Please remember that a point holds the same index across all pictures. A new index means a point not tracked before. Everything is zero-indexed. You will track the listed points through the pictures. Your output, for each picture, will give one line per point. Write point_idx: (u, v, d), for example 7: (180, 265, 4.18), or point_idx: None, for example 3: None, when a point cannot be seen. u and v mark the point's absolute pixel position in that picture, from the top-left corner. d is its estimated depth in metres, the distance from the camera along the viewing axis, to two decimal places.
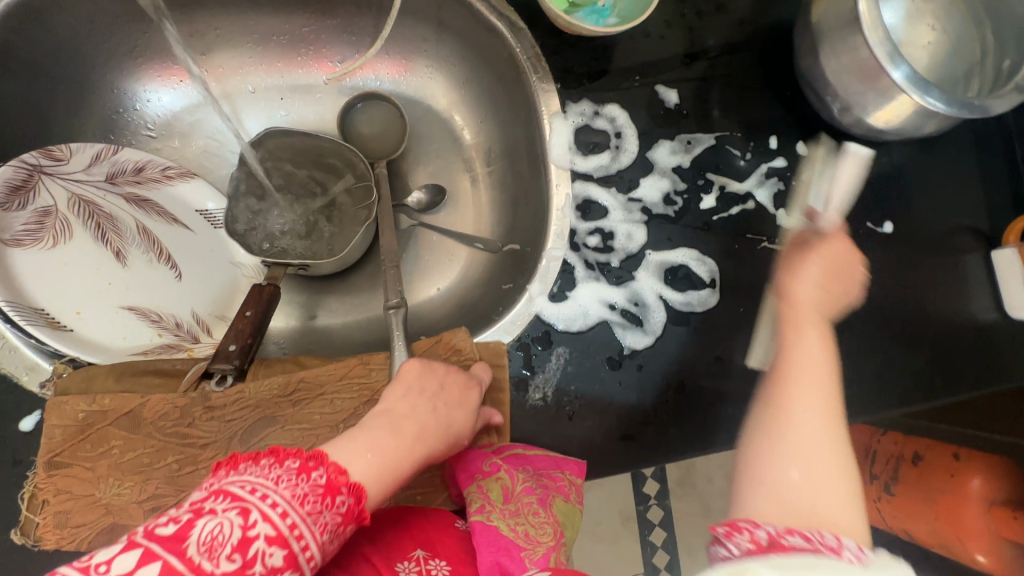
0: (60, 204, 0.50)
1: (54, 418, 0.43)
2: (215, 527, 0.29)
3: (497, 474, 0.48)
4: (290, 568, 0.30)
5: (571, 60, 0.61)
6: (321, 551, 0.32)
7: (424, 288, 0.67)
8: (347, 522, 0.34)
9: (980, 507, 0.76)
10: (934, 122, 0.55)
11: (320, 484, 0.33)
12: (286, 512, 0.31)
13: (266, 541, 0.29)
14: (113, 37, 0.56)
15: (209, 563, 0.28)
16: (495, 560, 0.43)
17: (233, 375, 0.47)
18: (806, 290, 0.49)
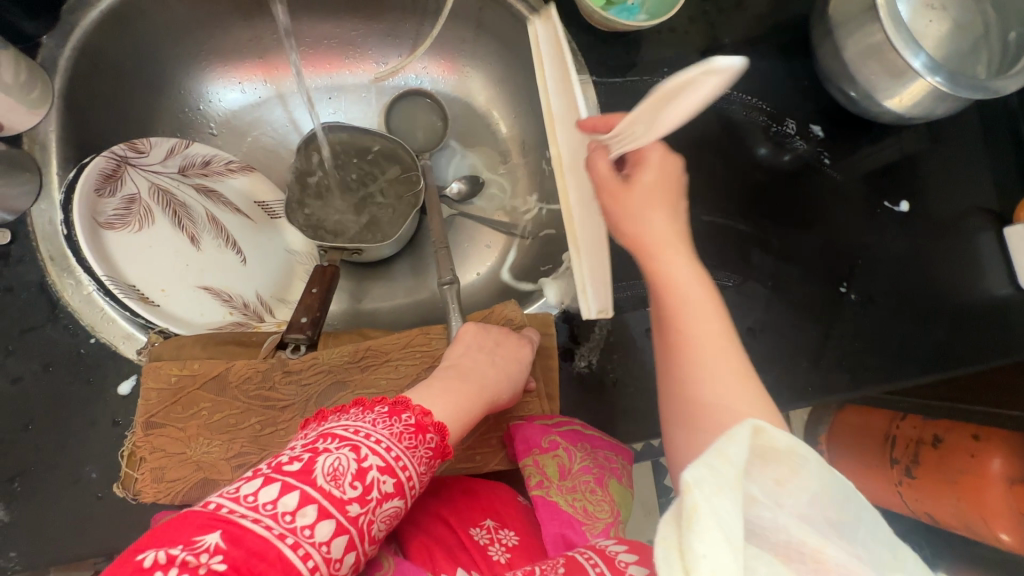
0: (143, 192, 0.54)
1: (149, 381, 0.47)
2: (334, 461, 0.32)
3: (555, 451, 0.50)
4: (398, 497, 0.34)
5: (604, 54, 0.66)
6: (419, 481, 0.36)
7: (464, 273, 0.71)
8: (436, 457, 0.37)
9: (1003, 488, 0.78)
10: (945, 105, 0.59)
11: (411, 422, 0.36)
12: (390, 447, 0.34)
13: (378, 470, 0.33)
14: (183, 43, 0.62)
15: (337, 490, 0.31)
16: (560, 532, 0.45)
17: (306, 344, 0.51)
18: (660, 224, 0.45)
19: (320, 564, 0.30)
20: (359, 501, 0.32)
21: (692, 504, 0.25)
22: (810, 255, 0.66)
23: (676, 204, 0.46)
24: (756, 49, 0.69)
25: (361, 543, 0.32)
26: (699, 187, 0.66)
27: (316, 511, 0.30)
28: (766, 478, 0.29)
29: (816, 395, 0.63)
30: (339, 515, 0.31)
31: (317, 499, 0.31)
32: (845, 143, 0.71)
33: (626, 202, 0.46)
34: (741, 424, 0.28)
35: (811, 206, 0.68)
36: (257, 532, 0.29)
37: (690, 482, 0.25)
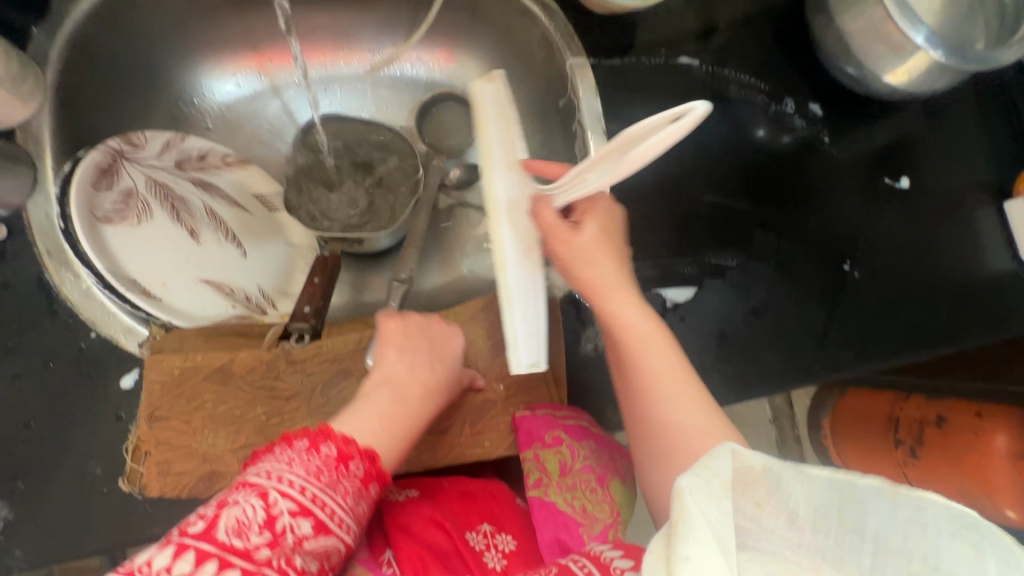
0: (139, 186, 0.54)
1: (152, 373, 0.46)
2: (240, 513, 0.34)
3: (557, 447, 0.51)
4: (322, 532, 0.35)
5: (602, 35, 0.66)
6: (350, 514, 0.37)
7: (452, 265, 0.70)
8: (367, 482, 0.38)
9: (1006, 462, 0.80)
10: (943, 78, 0.60)
11: (331, 454, 0.37)
12: (304, 487, 0.35)
13: (290, 514, 0.34)
14: (176, 36, 0.61)
15: (241, 540, 0.33)
16: (556, 536, 0.48)
17: (310, 333, 0.50)
18: (599, 268, 0.46)
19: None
20: (268, 545, 0.33)
21: (681, 510, 0.26)
22: (812, 233, 0.66)
23: (618, 251, 0.48)
24: (753, 29, 0.69)
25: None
26: (699, 168, 0.65)
27: (217, 563, 0.32)
28: (749, 500, 0.28)
29: (824, 374, 0.63)
30: (243, 562, 0.32)
31: (216, 553, 0.32)
32: (844, 122, 0.71)
33: (570, 252, 0.47)
34: (719, 447, 0.29)
35: (812, 184, 0.68)
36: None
37: (683, 487, 0.26)
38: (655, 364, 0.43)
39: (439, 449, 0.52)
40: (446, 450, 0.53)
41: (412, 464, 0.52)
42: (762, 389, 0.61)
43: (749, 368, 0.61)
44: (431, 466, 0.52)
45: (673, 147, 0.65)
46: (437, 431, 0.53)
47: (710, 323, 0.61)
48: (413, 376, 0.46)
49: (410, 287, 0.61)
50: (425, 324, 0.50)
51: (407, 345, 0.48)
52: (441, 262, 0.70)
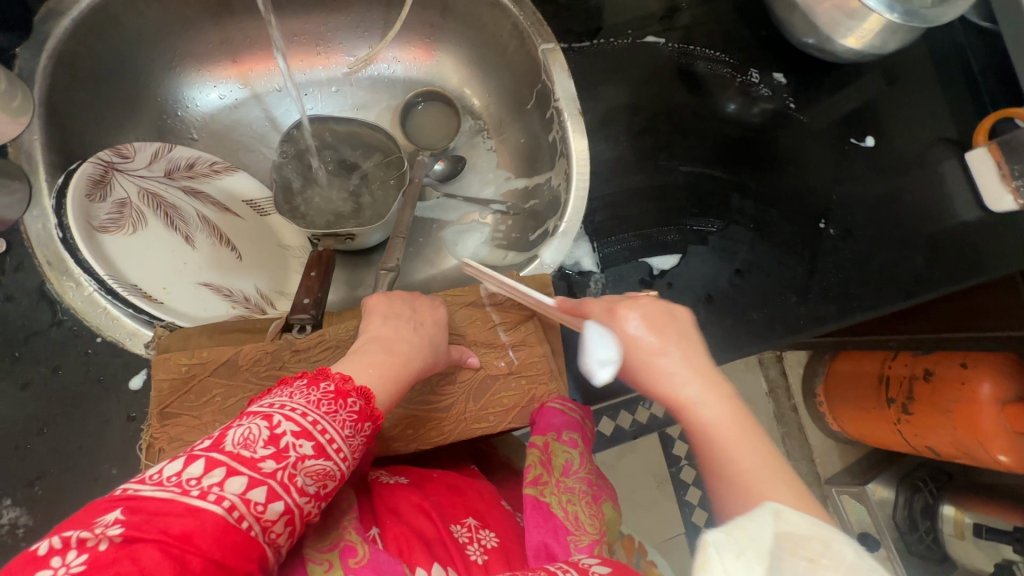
0: (132, 196, 0.54)
1: (160, 372, 0.47)
2: (245, 431, 0.34)
3: (571, 447, 0.52)
4: (322, 456, 0.36)
5: (570, 21, 0.69)
6: (347, 444, 0.38)
7: (444, 257, 0.71)
8: (362, 420, 0.39)
9: (994, 409, 0.83)
10: (893, 39, 0.64)
11: (330, 388, 0.38)
12: (306, 412, 0.36)
13: (293, 434, 0.35)
14: (157, 51, 0.63)
15: (248, 452, 0.33)
16: (543, 540, 0.45)
17: (312, 324, 0.52)
18: (667, 367, 0.43)
19: (241, 510, 0.31)
20: (274, 458, 0.34)
21: (706, 560, 0.26)
22: (787, 196, 0.69)
23: (671, 339, 0.45)
24: (712, 6, 0.73)
25: (287, 494, 0.34)
26: (674, 140, 0.68)
27: (225, 471, 0.32)
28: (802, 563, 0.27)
29: (810, 328, 0.65)
30: (250, 471, 0.33)
31: (225, 462, 0.32)
32: (808, 88, 0.74)
33: (631, 350, 0.45)
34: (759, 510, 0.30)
35: (781, 149, 0.71)
36: (160, 497, 0.30)
37: (709, 539, 0.26)
38: (743, 462, 0.37)
39: (444, 425, 0.54)
40: (452, 426, 0.54)
41: (419, 442, 0.54)
42: (751, 347, 0.63)
43: (737, 327, 0.63)
44: (439, 443, 0.54)
45: (647, 121, 0.68)
46: (442, 408, 0.54)
47: (697, 288, 0.63)
48: (418, 353, 0.48)
49: (397, 277, 0.61)
50: (411, 299, 0.53)
51: (391, 315, 0.50)
52: (432, 254, 0.71)
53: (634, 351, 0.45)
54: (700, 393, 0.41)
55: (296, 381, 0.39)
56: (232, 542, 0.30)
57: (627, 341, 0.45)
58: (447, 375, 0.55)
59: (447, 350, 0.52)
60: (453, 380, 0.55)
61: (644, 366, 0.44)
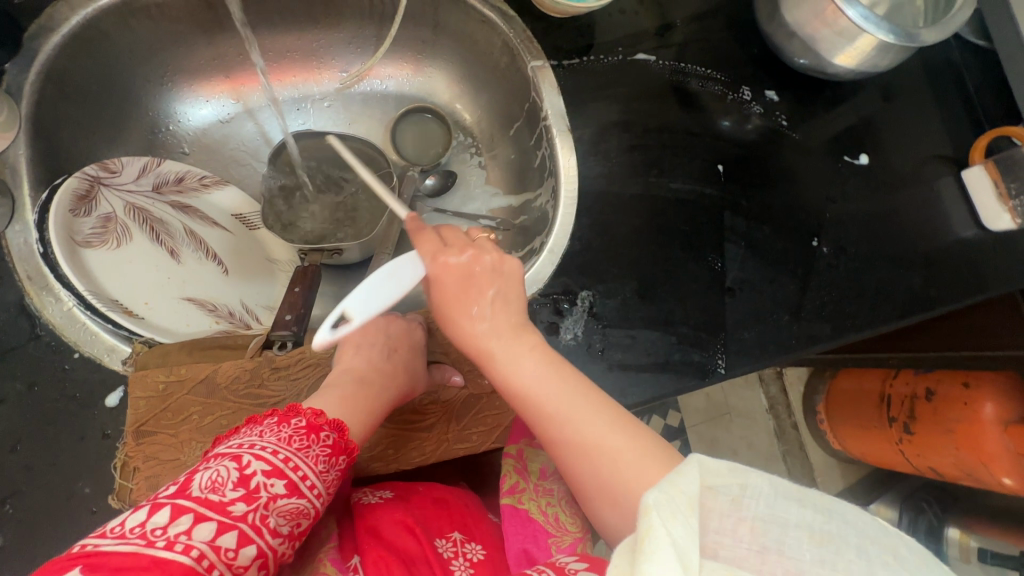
0: (118, 211, 0.54)
1: (138, 390, 0.48)
2: (214, 474, 0.36)
3: (542, 450, 0.53)
4: (295, 494, 0.38)
5: (561, 38, 0.68)
6: (321, 480, 0.40)
7: None
8: (336, 452, 0.42)
9: (998, 429, 0.85)
10: (884, 59, 0.64)
11: (302, 424, 0.41)
12: (278, 451, 0.38)
13: (264, 474, 0.37)
14: (147, 65, 0.63)
15: (216, 496, 0.35)
16: (523, 547, 0.48)
17: (292, 341, 0.52)
18: (477, 329, 0.45)
19: (211, 557, 0.33)
20: (244, 500, 0.35)
21: (647, 526, 0.27)
22: (780, 212, 0.68)
23: (478, 299, 0.45)
24: (706, 24, 0.72)
25: (259, 536, 0.35)
26: (665, 157, 0.67)
27: (192, 518, 0.33)
28: (723, 504, 0.30)
29: (802, 346, 0.64)
30: (219, 516, 0.34)
31: (192, 508, 0.33)
32: (801, 105, 0.74)
33: (457, 307, 0.45)
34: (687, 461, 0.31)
35: (774, 166, 0.70)
36: (123, 551, 0.31)
37: (649, 504, 0.28)
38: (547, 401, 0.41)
39: (426, 446, 0.53)
40: (434, 448, 0.53)
41: (400, 462, 0.53)
42: (742, 368, 0.62)
43: (728, 346, 0.62)
44: (420, 463, 0.53)
45: (638, 137, 0.67)
46: (423, 428, 0.54)
47: (689, 308, 0.62)
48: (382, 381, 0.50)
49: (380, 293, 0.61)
50: (385, 324, 0.56)
51: (364, 344, 0.53)
52: None
53: (460, 313, 0.45)
54: (490, 329, 0.45)
55: (266, 421, 0.41)
56: None
57: (448, 298, 0.45)
58: (430, 394, 0.55)
59: (424, 369, 0.54)
60: (436, 399, 0.55)
61: (461, 324, 0.45)
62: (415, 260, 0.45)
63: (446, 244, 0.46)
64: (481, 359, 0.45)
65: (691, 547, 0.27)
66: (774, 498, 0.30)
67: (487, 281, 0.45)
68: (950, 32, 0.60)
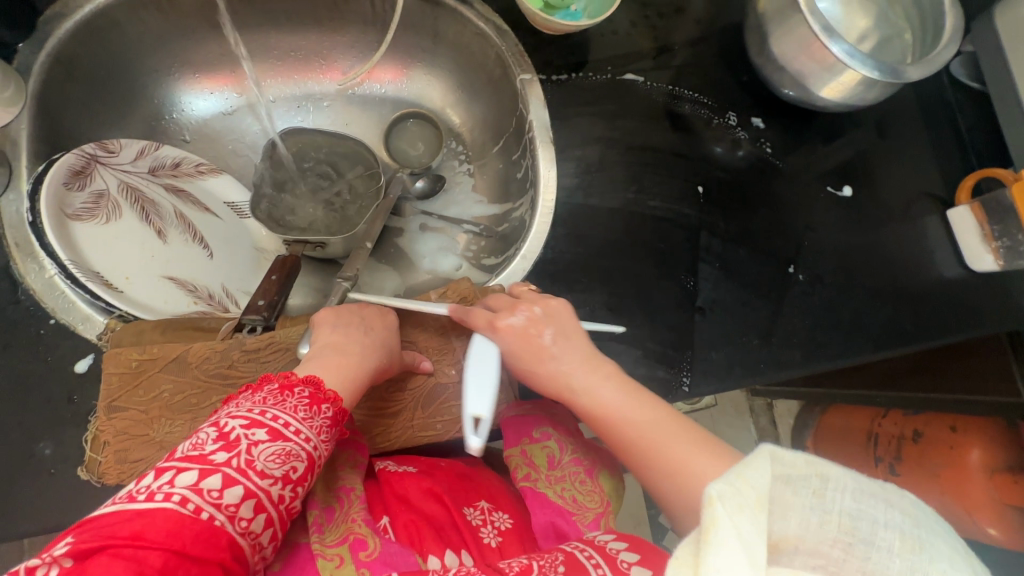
0: (111, 188, 0.57)
1: (110, 365, 0.48)
2: (194, 439, 0.38)
3: (544, 442, 0.55)
4: (278, 439, 0.39)
5: (552, 53, 0.69)
6: (306, 426, 0.41)
7: (415, 272, 0.72)
8: (316, 401, 0.43)
9: (983, 476, 0.86)
10: (869, 93, 0.65)
11: (274, 385, 0.43)
12: (253, 407, 0.40)
13: (242, 427, 0.39)
14: (156, 55, 0.66)
15: (196, 452, 0.37)
16: (550, 521, 0.50)
17: (262, 326, 0.54)
18: (558, 369, 0.50)
19: (196, 499, 0.34)
20: (224, 450, 0.37)
21: (712, 518, 0.27)
22: (758, 237, 0.69)
23: (546, 343, 0.51)
24: (698, 49, 0.74)
25: (245, 477, 0.37)
26: (647, 176, 0.68)
27: (173, 472, 0.35)
28: (802, 497, 0.29)
29: (769, 371, 0.64)
30: (200, 464, 0.36)
31: (173, 466, 0.36)
32: (787, 135, 0.74)
33: (533, 352, 0.51)
34: (757, 452, 0.30)
35: (757, 192, 0.71)
36: (109, 511, 0.33)
37: (713, 495, 0.28)
38: (631, 428, 0.45)
39: (392, 432, 0.55)
40: (399, 434, 0.55)
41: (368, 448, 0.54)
42: (708, 389, 0.62)
43: (696, 364, 0.62)
44: (385, 449, 0.55)
45: (621, 154, 0.68)
46: (389, 415, 0.55)
47: (658, 324, 0.63)
48: (363, 354, 0.50)
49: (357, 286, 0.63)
50: (359, 308, 0.55)
51: (340, 323, 0.52)
52: (403, 266, 0.73)
53: (538, 354, 0.51)
54: (581, 376, 0.49)
55: (242, 395, 0.43)
56: (191, 532, 0.33)
57: (526, 342, 0.51)
58: (400, 381, 0.56)
59: (399, 355, 0.54)
60: (403, 386, 0.56)
61: (540, 368, 0.50)
62: (483, 338, 0.51)
63: (496, 310, 0.53)
64: (565, 399, 0.49)
65: (759, 541, 0.27)
66: (859, 491, 0.29)
67: (541, 325, 0.52)
68: (931, 70, 0.60)
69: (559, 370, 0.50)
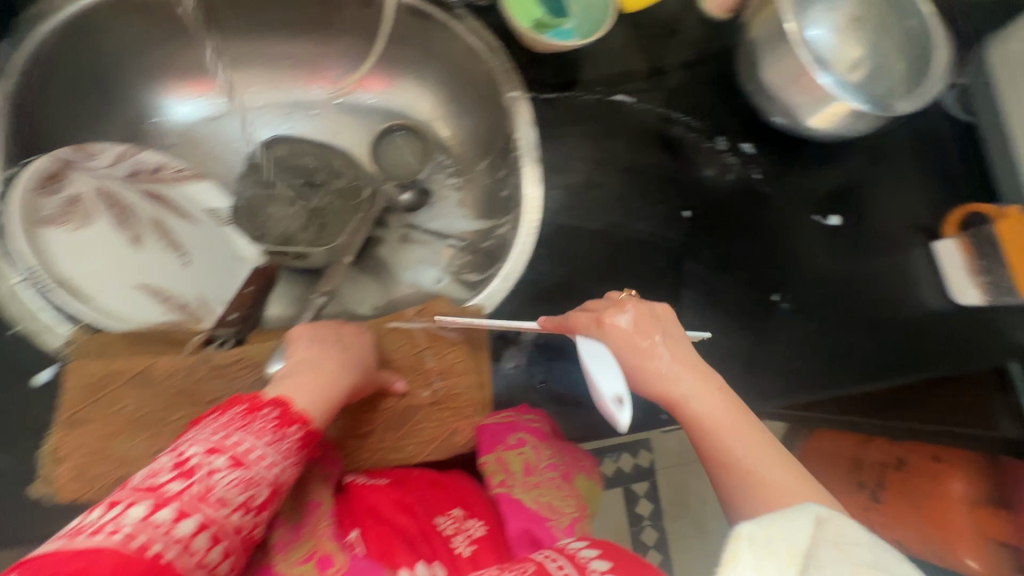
0: (87, 193, 0.58)
1: (72, 378, 0.48)
2: (152, 469, 0.37)
3: (520, 448, 0.52)
4: (239, 465, 0.38)
5: (543, 72, 0.69)
6: (271, 450, 0.40)
7: (397, 286, 0.72)
8: (284, 423, 0.42)
9: (963, 510, 0.86)
10: (857, 124, 0.64)
11: (240, 408, 0.42)
12: (215, 433, 0.39)
13: (202, 454, 0.38)
14: (142, 57, 0.66)
15: (150, 483, 0.36)
16: (525, 527, 0.49)
17: (233, 339, 0.54)
18: (669, 373, 0.46)
19: (144, 533, 0.33)
20: (180, 479, 0.36)
21: (734, 553, 0.33)
22: (743, 264, 0.68)
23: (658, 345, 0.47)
24: (691, 72, 0.73)
25: (202, 507, 0.36)
26: (634, 199, 0.68)
27: (123, 506, 0.34)
28: (836, 550, 0.33)
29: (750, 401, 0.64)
30: (153, 496, 0.35)
31: (125, 499, 0.35)
32: (779, 161, 0.73)
33: (642, 353, 0.47)
34: (803, 509, 0.34)
35: (746, 218, 0.70)
36: (51, 549, 0.32)
37: (740, 534, 0.33)
38: (743, 454, 0.42)
39: (361, 455, 0.54)
40: (369, 456, 0.54)
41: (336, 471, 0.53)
42: None
43: None
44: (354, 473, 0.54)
45: (608, 176, 0.68)
46: (359, 437, 0.55)
47: None
48: (336, 374, 0.49)
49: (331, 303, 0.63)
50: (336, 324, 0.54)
51: (316, 339, 0.51)
52: (386, 280, 0.72)
53: (649, 354, 0.47)
54: (693, 390, 0.45)
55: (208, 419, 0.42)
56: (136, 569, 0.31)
57: (630, 343, 0.47)
58: (372, 402, 0.55)
59: (370, 375, 0.52)
60: (374, 407, 0.55)
61: (651, 367, 0.47)
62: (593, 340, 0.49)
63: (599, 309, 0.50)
64: (673, 403, 0.46)
65: None
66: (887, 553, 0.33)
67: (650, 327, 0.48)
68: (918, 106, 0.60)
69: (670, 374, 0.46)
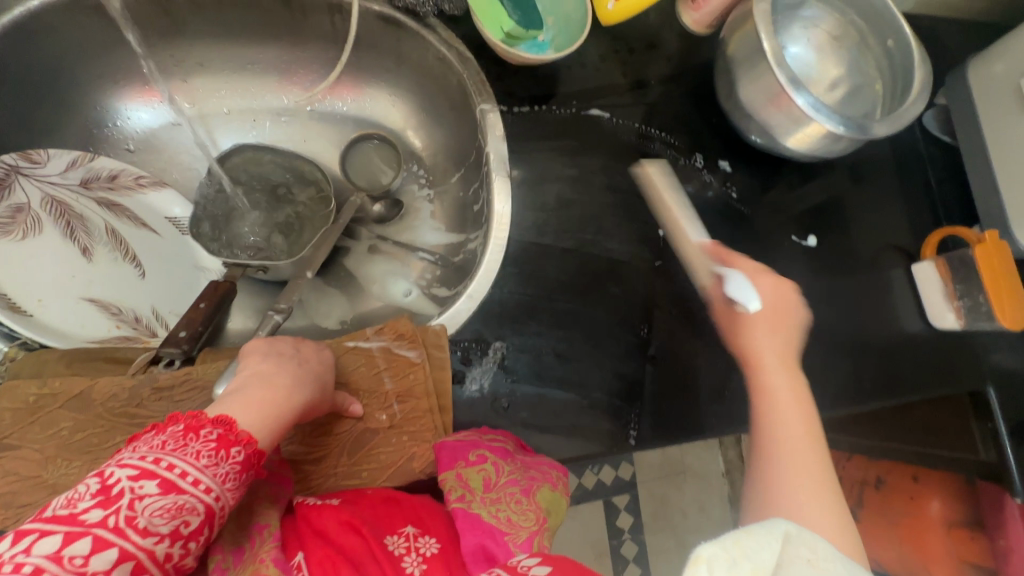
0: (33, 202, 0.54)
1: (3, 400, 0.46)
2: (74, 492, 0.35)
3: (481, 465, 0.50)
4: (171, 492, 0.36)
5: (515, 84, 0.67)
6: (208, 474, 0.37)
7: (364, 300, 0.69)
8: (224, 445, 0.39)
9: (939, 530, 0.86)
10: (834, 145, 0.63)
11: (178, 427, 0.38)
12: (146, 454, 0.36)
13: (129, 479, 0.35)
14: (101, 61, 0.64)
15: (69, 510, 0.33)
16: (479, 543, 0.46)
17: (181, 359, 0.52)
18: (767, 343, 0.53)
19: (53, 568, 0.31)
20: (100, 507, 0.34)
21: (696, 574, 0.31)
22: None
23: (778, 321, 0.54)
24: (669, 87, 0.72)
25: (123, 538, 0.33)
26: (607, 216, 0.66)
27: (34, 537, 0.32)
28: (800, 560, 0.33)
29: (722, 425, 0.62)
30: (67, 527, 0.32)
31: (38, 528, 0.32)
32: (756, 179, 0.72)
33: (747, 324, 0.54)
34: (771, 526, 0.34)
35: (721, 237, 0.69)
36: None
37: (702, 556, 0.32)
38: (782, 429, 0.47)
39: (312, 477, 0.52)
40: (319, 481, 0.52)
41: None
42: (657, 444, 0.60)
43: (646, 415, 0.60)
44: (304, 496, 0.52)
45: (582, 192, 0.66)
46: (312, 459, 0.52)
47: (609, 372, 0.61)
48: (290, 389, 0.46)
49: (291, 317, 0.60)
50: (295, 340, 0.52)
51: (272, 353, 0.49)
52: (353, 292, 0.70)
53: (753, 326, 0.54)
54: (776, 363, 0.52)
55: (146, 434, 0.39)
56: None
57: (739, 314, 0.55)
58: (327, 424, 0.53)
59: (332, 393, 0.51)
60: (330, 429, 0.53)
61: (751, 335, 0.54)
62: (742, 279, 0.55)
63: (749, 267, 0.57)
64: (754, 365, 0.53)
65: None
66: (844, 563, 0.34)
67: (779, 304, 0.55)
68: (894, 129, 0.59)
69: (774, 347, 0.53)
